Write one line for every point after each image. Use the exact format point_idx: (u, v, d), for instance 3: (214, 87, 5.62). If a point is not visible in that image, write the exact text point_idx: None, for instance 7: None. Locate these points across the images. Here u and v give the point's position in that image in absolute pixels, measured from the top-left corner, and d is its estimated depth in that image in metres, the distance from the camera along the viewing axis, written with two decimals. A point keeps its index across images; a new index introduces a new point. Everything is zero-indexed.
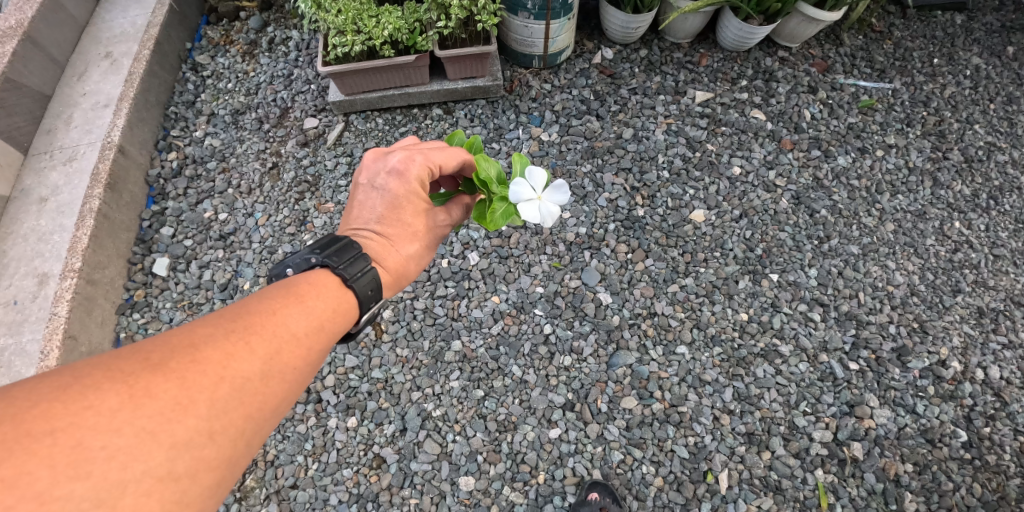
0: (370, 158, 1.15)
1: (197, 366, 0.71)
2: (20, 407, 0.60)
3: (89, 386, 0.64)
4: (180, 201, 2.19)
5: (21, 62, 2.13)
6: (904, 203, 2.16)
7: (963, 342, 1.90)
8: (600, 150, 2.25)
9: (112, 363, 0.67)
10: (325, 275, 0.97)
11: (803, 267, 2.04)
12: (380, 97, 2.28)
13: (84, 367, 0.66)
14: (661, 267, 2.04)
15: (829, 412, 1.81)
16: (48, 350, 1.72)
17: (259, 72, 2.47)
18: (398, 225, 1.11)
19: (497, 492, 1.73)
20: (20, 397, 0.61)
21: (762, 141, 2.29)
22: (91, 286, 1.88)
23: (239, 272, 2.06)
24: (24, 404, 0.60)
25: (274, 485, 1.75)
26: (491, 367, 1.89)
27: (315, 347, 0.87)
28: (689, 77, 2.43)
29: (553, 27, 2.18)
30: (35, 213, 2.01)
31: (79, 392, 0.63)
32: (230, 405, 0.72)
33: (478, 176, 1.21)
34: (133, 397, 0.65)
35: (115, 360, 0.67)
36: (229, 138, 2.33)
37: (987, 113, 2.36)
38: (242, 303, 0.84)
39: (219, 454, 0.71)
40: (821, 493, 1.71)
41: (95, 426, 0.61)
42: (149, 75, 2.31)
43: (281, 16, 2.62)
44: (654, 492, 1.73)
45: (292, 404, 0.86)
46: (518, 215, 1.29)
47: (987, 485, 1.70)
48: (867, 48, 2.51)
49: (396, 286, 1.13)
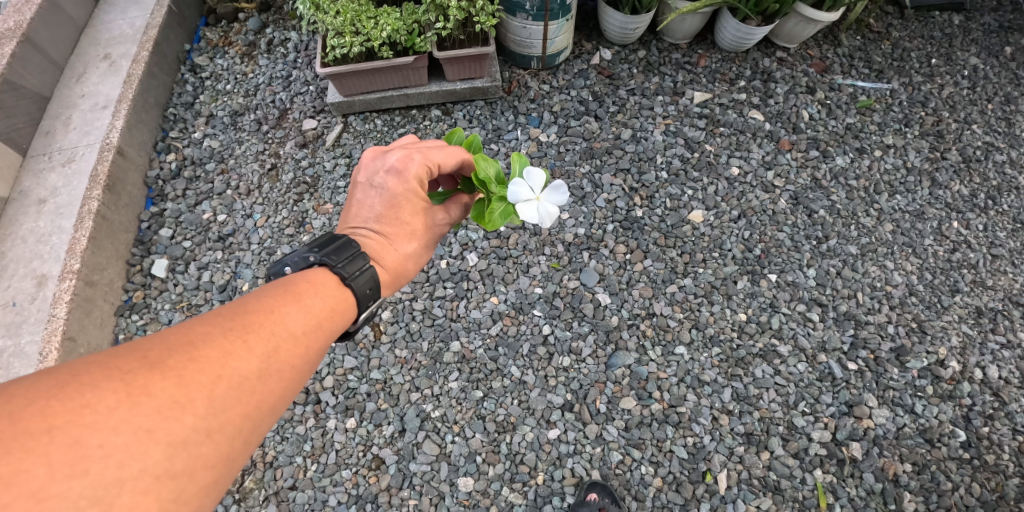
0: (370, 156, 1.15)
1: (196, 365, 0.71)
2: (17, 405, 0.60)
3: (87, 384, 0.64)
4: (180, 202, 2.20)
5: (20, 63, 2.13)
6: (902, 204, 2.16)
7: (961, 342, 1.90)
8: (599, 151, 2.25)
9: (110, 361, 0.67)
10: (324, 274, 0.97)
11: (802, 267, 2.04)
12: (379, 98, 2.28)
13: (82, 365, 0.66)
14: (660, 267, 2.04)
15: (828, 412, 1.81)
16: (48, 351, 1.72)
17: (258, 73, 2.48)
18: (396, 224, 1.11)
19: (497, 493, 1.73)
20: (17, 395, 0.60)
21: (761, 141, 2.30)
22: (91, 287, 1.88)
23: (238, 273, 2.06)
24: (22, 402, 0.60)
25: (273, 486, 1.75)
26: (491, 368, 1.89)
27: (313, 345, 0.87)
28: (688, 78, 2.43)
29: (552, 28, 2.18)
30: (34, 214, 2.01)
31: (76, 390, 0.63)
32: (228, 403, 0.73)
33: (477, 176, 1.21)
34: (130, 396, 0.65)
35: (113, 358, 0.67)
36: (228, 139, 2.33)
37: (985, 113, 2.37)
38: (240, 301, 0.84)
39: (217, 451, 0.71)
40: (820, 492, 1.71)
41: (93, 424, 0.61)
42: (148, 76, 2.31)
43: (280, 17, 2.62)
44: (654, 492, 1.72)
45: (290, 403, 0.86)
46: (517, 215, 1.29)
47: (987, 485, 1.70)
48: (865, 49, 2.52)
49: (395, 284, 1.13)
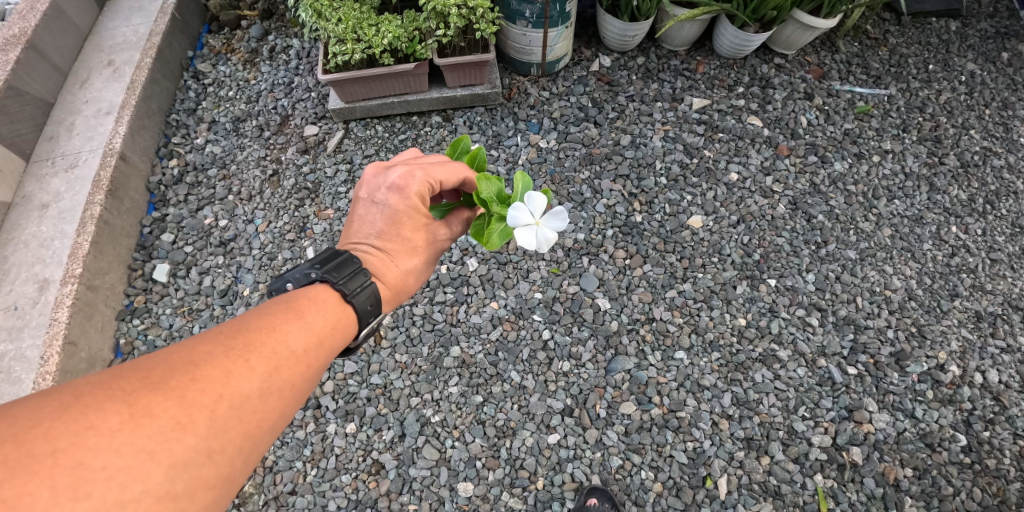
0: (371, 172, 1.15)
1: (198, 385, 0.72)
2: (21, 427, 0.60)
3: (90, 405, 0.64)
4: (181, 207, 2.21)
5: (25, 69, 2.15)
6: (901, 208, 2.17)
7: (961, 346, 1.90)
8: (598, 157, 2.26)
9: (112, 381, 0.67)
10: (325, 290, 0.98)
11: (801, 272, 2.05)
12: (380, 104, 2.30)
13: (85, 385, 0.66)
14: (659, 273, 2.05)
15: (829, 417, 1.81)
16: (48, 355, 1.73)
17: (259, 80, 2.50)
18: (397, 240, 1.12)
19: (496, 498, 1.73)
20: (21, 417, 0.61)
21: (759, 147, 2.31)
22: (92, 291, 1.89)
23: (238, 278, 2.06)
24: (26, 423, 0.61)
25: (273, 491, 1.75)
26: (490, 373, 1.89)
27: (314, 363, 0.87)
28: (687, 84, 2.45)
29: (551, 35, 2.20)
30: (36, 219, 2.03)
31: (79, 412, 0.63)
32: (228, 423, 0.73)
33: (478, 195, 1.20)
34: (133, 417, 0.65)
35: (116, 378, 0.68)
36: (229, 145, 2.34)
37: (982, 119, 2.38)
38: (242, 319, 0.85)
39: (217, 472, 0.71)
40: (821, 498, 1.71)
41: (96, 445, 0.62)
42: (151, 82, 2.33)
43: (282, 25, 2.65)
44: (654, 497, 1.72)
45: (289, 420, 0.86)
46: (515, 237, 1.27)
47: (988, 489, 1.69)
48: (863, 55, 2.54)
49: (396, 299, 1.14)
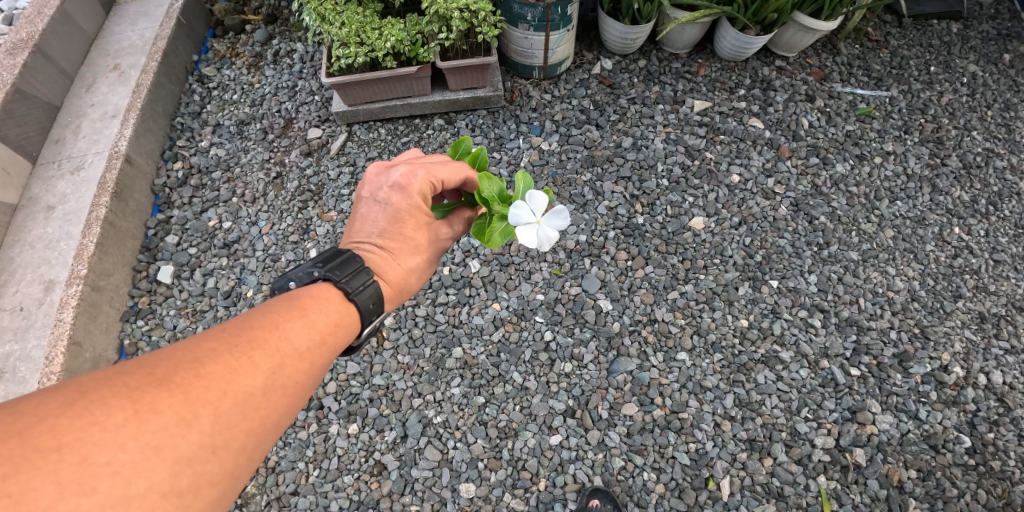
0: (373, 172, 1.16)
1: (202, 381, 0.72)
2: (25, 423, 0.61)
3: (94, 401, 0.65)
4: (185, 209, 2.23)
5: (31, 73, 2.17)
6: (903, 210, 2.17)
7: (964, 347, 1.90)
8: (600, 159, 2.27)
9: (116, 378, 0.68)
10: (327, 288, 0.99)
11: (803, 273, 2.05)
12: (383, 107, 2.31)
13: (90, 381, 0.67)
14: (661, 274, 2.05)
15: (831, 418, 1.81)
16: (53, 355, 1.74)
17: (264, 84, 2.52)
18: (399, 239, 1.12)
19: (498, 499, 1.73)
20: (26, 412, 0.62)
21: (761, 149, 2.31)
22: (96, 292, 1.90)
23: (242, 280, 2.07)
24: (31, 419, 0.61)
25: (275, 492, 1.75)
26: (492, 374, 1.90)
27: (317, 361, 0.88)
28: (688, 87, 2.46)
29: (553, 38, 2.22)
30: (42, 221, 2.04)
31: (85, 408, 0.64)
32: (232, 420, 0.73)
33: (480, 194, 1.20)
34: (137, 413, 0.66)
35: (121, 374, 0.69)
36: (233, 148, 2.36)
37: (984, 120, 2.38)
38: (245, 316, 0.86)
39: (221, 468, 0.72)
40: (823, 499, 1.70)
41: (101, 441, 0.62)
42: (157, 86, 2.35)
43: (286, 29, 2.67)
44: (656, 499, 1.72)
45: (292, 419, 0.86)
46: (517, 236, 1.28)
47: (992, 491, 1.69)
48: (864, 57, 2.54)
49: (398, 297, 1.15)
